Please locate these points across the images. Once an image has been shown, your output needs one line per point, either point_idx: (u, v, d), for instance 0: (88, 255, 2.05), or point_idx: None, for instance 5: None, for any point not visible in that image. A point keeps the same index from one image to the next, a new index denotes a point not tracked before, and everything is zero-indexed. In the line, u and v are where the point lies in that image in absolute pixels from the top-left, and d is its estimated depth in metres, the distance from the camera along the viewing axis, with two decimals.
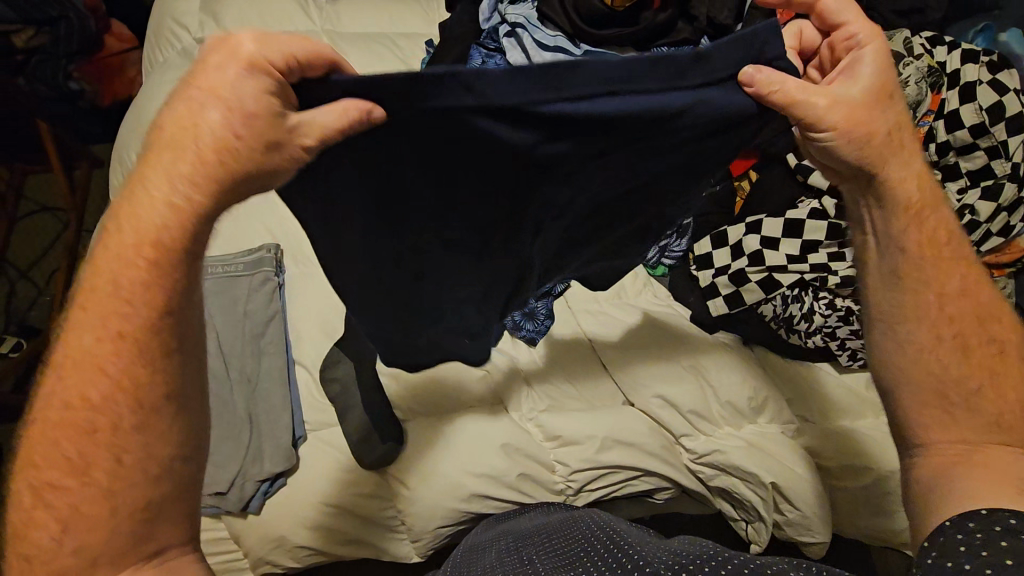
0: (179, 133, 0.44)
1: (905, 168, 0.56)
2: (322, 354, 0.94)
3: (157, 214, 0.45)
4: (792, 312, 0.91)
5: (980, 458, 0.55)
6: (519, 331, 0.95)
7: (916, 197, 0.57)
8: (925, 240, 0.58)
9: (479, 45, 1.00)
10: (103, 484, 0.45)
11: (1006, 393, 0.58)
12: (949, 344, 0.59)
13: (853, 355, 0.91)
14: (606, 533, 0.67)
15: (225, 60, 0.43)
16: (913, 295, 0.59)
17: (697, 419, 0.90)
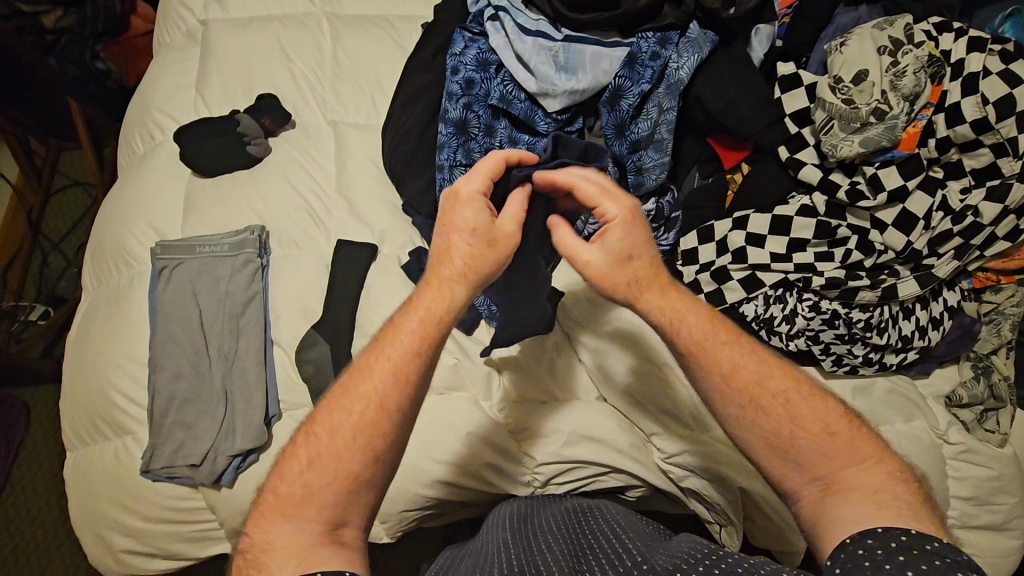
0: (458, 239, 0.65)
1: (650, 295, 0.67)
2: (299, 335, 0.95)
3: (453, 286, 0.64)
4: (773, 312, 0.88)
5: (845, 487, 0.60)
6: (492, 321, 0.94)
7: (681, 314, 0.67)
8: (714, 351, 0.65)
9: (464, 30, 0.99)
10: (338, 457, 0.59)
11: (853, 444, 0.62)
12: (799, 423, 0.63)
13: (839, 360, 0.88)
14: (620, 533, 0.67)
15: (462, 199, 0.65)
16: (731, 395, 0.64)
17: (667, 417, 0.88)
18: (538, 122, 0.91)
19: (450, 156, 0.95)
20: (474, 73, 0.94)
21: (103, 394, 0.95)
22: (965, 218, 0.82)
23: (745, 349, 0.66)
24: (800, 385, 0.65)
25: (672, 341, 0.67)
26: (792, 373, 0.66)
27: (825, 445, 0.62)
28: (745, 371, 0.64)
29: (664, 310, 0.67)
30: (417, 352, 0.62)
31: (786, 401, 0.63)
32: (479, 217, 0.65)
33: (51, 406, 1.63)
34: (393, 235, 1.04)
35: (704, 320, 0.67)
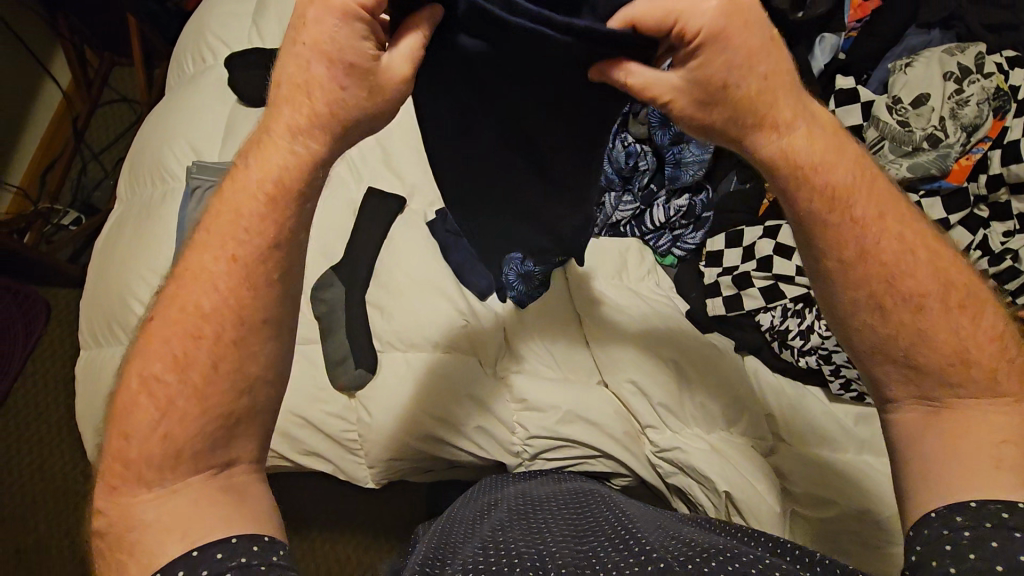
0: (316, 66, 0.49)
1: (786, 137, 0.53)
2: (318, 275, 0.97)
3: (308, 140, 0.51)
4: (788, 325, 0.89)
5: (970, 409, 0.53)
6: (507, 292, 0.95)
7: (829, 156, 0.54)
8: (860, 206, 0.54)
9: None
10: (192, 404, 0.51)
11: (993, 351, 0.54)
12: (938, 315, 0.54)
13: (846, 384, 0.88)
14: (621, 517, 0.70)
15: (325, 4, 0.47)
16: (862, 268, 0.55)
17: (665, 412, 0.88)
18: None
19: None
20: None
21: (123, 299, 0.98)
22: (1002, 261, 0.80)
23: (889, 210, 0.55)
24: (949, 285, 0.55)
25: (812, 193, 0.54)
26: (938, 248, 0.56)
27: (966, 348, 0.54)
28: (893, 235, 0.55)
29: (795, 154, 0.53)
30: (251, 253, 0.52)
31: (933, 278, 0.54)
32: (342, 32, 0.48)
33: (71, 308, 1.68)
34: (423, 192, 1.04)
35: (853, 167, 0.55)
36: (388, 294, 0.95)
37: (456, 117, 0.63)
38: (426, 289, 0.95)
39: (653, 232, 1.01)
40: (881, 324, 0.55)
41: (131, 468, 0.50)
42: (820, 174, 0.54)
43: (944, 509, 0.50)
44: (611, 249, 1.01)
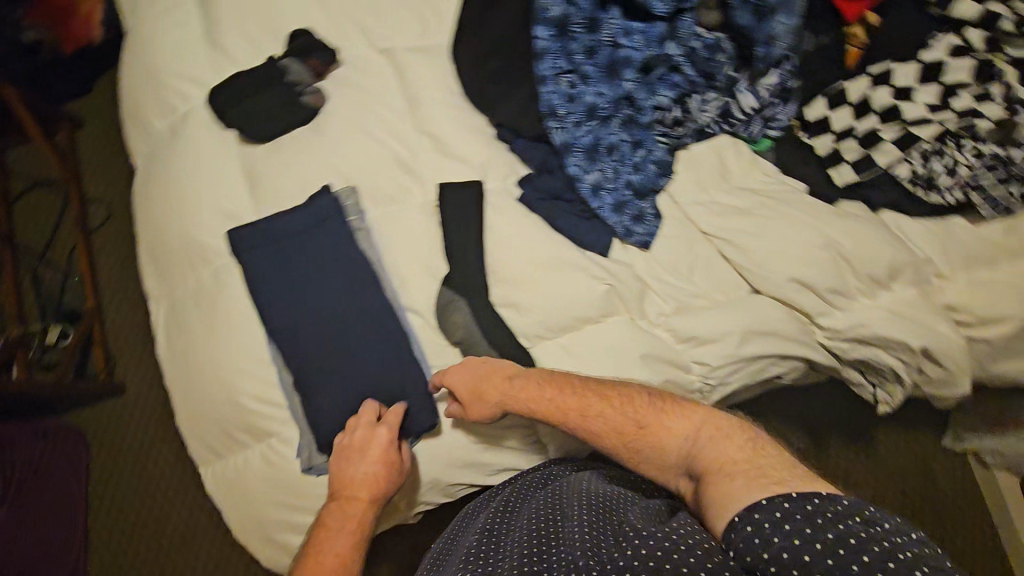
0: (357, 471, 0.78)
1: (523, 385, 0.79)
2: (432, 297, 0.88)
3: (351, 524, 0.76)
4: (933, 168, 0.83)
5: (709, 451, 0.69)
6: (631, 238, 0.90)
7: (580, 403, 0.77)
8: (609, 442, 0.75)
9: None
10: None
11: (666, 425, 0.73)
12: (638, 429, 0.74)
13: (997, 204, 0.84)
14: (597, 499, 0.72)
15: (365, 446, 0.79)
16: (642, 444, 0.74)
17: (835, 293, 0.86)
18: (658, 4, 0.82)
19: (555, 62, 0.85)
20: None
21: (235, 400, 0.87)
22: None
23: (633, 432, 0.74)
24: (664, 410, 0.75)
25: (586, 431, 0.77)
26: (670, 406, 0.75)
27: (674, 421, 0.73)
28: (617, 426, 0.75)
29: (550, 413, 0.78)
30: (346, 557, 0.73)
31: (684, 450, 0.71)
32: (368, 465, 0.78)
33: (99, 432, 1.37)
34: (495, 165, 0.93)
35: (579, 397, 0.78)
36: (518, 290, 0.87)
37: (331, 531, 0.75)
38: (555, 268, 0.87)
39: (743, 121, 0.94)
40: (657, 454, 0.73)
41: None
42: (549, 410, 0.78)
43: (745, 509, 0.59)
44: (706, 154, 0.95)
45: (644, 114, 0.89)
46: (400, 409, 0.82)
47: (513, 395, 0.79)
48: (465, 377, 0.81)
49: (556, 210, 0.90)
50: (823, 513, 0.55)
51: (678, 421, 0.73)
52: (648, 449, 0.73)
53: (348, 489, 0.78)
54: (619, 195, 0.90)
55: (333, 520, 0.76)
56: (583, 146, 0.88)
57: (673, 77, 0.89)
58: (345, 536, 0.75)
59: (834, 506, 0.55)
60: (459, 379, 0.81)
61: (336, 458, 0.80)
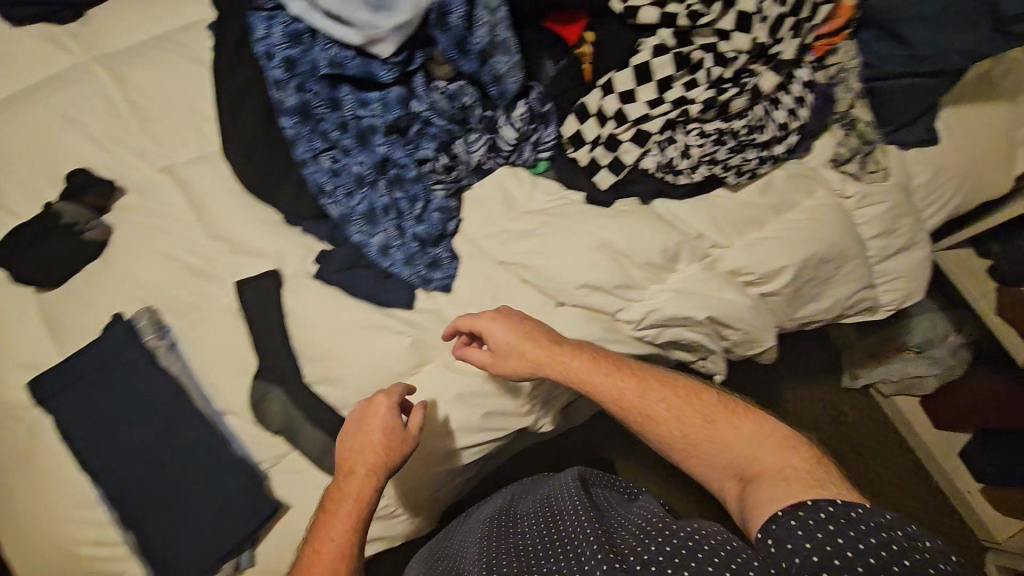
0: (376, 442, 0.79)
1: (569, 352, 0.83)
2: (246, 393, 0.89)
3: (348, 511, 0.76)
4: (670, 155, 0.90)
5: (749, 463, 0.74)
6: (429, 285, 0.94)
7: (605, 385, 0.81)
8: (663, 432, 0.79)
9: (255, 8, 0.85)
10: None
11: (732, 425, 0.77)
12: (699, 424, 0.78)
13: (739, 170, 0.91)
14: (579, 491, 0.85)
15: (376, 417, 0.80)
16: (663, 442, 0.79)
17: (625, 289, 0.91)
18: (380, 73, 0.85)
19: (308, 145, 0.89)
20: (289, 51, 0.84)
21: (70, 552, 0.85)
22: (783, 21, 0.86)
23: (708, 411, 0.78)
24: (703, 413, 0.78)
25: (630, 415, 0.80)
26: (715, 401, 0.80)
27: (731, 426, 0.77)
28: (660, 415, 0.79)
29: (623, 398, 0.80)
30: (338, 553, 0.74)
31: (746, 449, 0.75)
32: (386, 435, 0.79)
33: None
34: (289, 251, 0.96)
35: (635, 383, 0.81)
36: (329, 364, 0.89)
37: (333, 520, 0.76)
38: (359, 333, 0.90)
39: (513, 150, 1.00)
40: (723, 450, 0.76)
41: None
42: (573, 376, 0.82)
43: (807, 501, 0.64)
44: (489, 189, 1.01)
45: (409, 170, 0.94)
46: (410, 386, 0.84)
47: (490, 356, 0.85)
48: (501, 330, 0.85)
49: (353, 278, 0.93)
50: (836, 519, 0.61)
51: (742, 418, 0.77)
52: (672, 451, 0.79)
53: (352, 459, 0.78)
54: (407, 249, 0.93)
55: (334, 503, 0.77)
56: (359, 214, 0.92)
57: (430, 130, 0.94)
58: (344, 519, 0.76)
59: (852, 510, 0.62)
60: (495, 324, 0.85)
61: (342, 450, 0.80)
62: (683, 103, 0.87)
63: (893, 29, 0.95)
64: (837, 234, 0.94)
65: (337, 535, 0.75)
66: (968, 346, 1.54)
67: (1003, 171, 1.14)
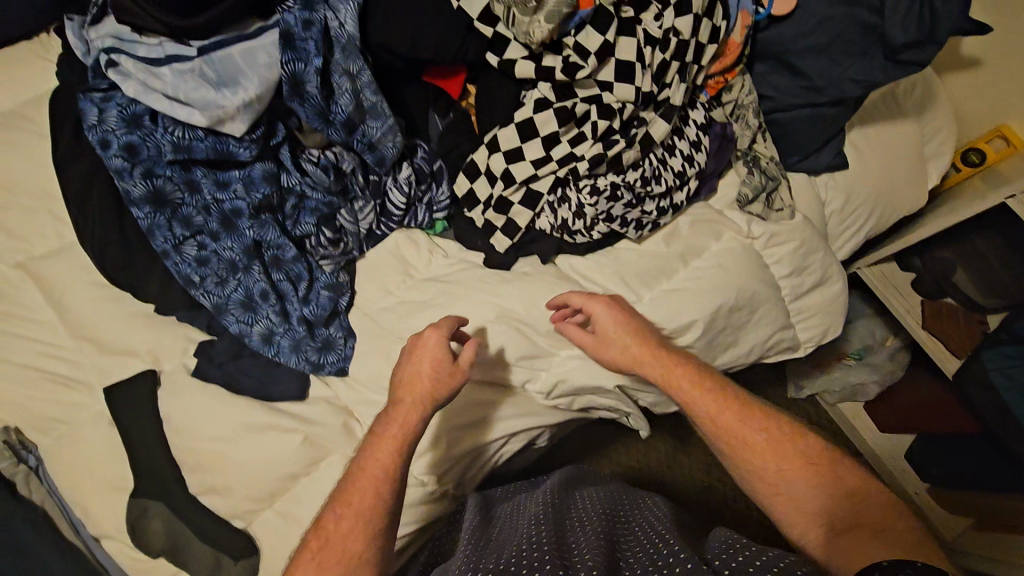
0: (405, 381, 0.74)
1: (679, 372, 0.77)
2: (124, 512, 0.80)
3: (399, 435, 0.70)
4: (563, 216, 0.85)
5: (843, 516, 0.63)
6: (321, 371, 0.86)
7: (698, 397, 0.75)
8: (757, 464, 0.69)
9: (89, 92, 0.76)
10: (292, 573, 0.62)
11: (837, 474, 0.67)
12: (791, 460, 0.69)
13: (640, 223, 0.87)
14: (671, 520, 0.73)
15: (422, 344, 0.76)
16: (760, 473, 0.69)
17: (528, 360, 0.85)
18: (236, 151, 0.78)
19: (167, 234, 0.81)
20: (129, 137, 0.75)
21: None
22: (668, 67, 0.81)
23: (789, 452, 0.69)
24: (811, 459, 0.69)
25: (715, 439, 0.73)
26: (823, 451, 0.70)
27: (825, 473, 0.67)
28: (754, 438, 0.71)
29: (713, 419, 0.74)
30: (377, 508, 0.65)
31: (844, 504, 0.64)
32: (424, 367, 0.74)
33: None
34: (166, 346, 0.88)
35: (725, 409, 0.74)
36: (210, 473, 0.81)
37: (381, 450, 0.69)
38: (241, 435, 0.81)
39: (405, 214, 0.93)
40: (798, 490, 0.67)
41: None
42: (674, 390, 0.77)
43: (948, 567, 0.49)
44: (385, 256, 0.93)
45: (286, 249, 0.86)
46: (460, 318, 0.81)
47: (595, 341, 0.81)
48: (608, 316, 0.81)
49: (237, 373, 0.85)
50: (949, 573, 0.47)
51: (837, 479, 0.66)
52: (757, 488, 0.69)
53: (402, 389, 0.74)
54: (292, 334, 0.86)
55: (389, 422, 0.71)
56: (236, 302, 0.84)
57: (307, 203, 0.86)
58: (387, 450, 0.69)
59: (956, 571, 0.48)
60: (596, 306, 0.82)
61: (399, 368, 0.76)
62: (570, 159, 0.82)
63: (788, 61, 0.91)
64: (748, 278, 0.90)
65: (385, 453, 0.68)
66: (906, 349, 1.53)
67: (915, 187, 1.13)
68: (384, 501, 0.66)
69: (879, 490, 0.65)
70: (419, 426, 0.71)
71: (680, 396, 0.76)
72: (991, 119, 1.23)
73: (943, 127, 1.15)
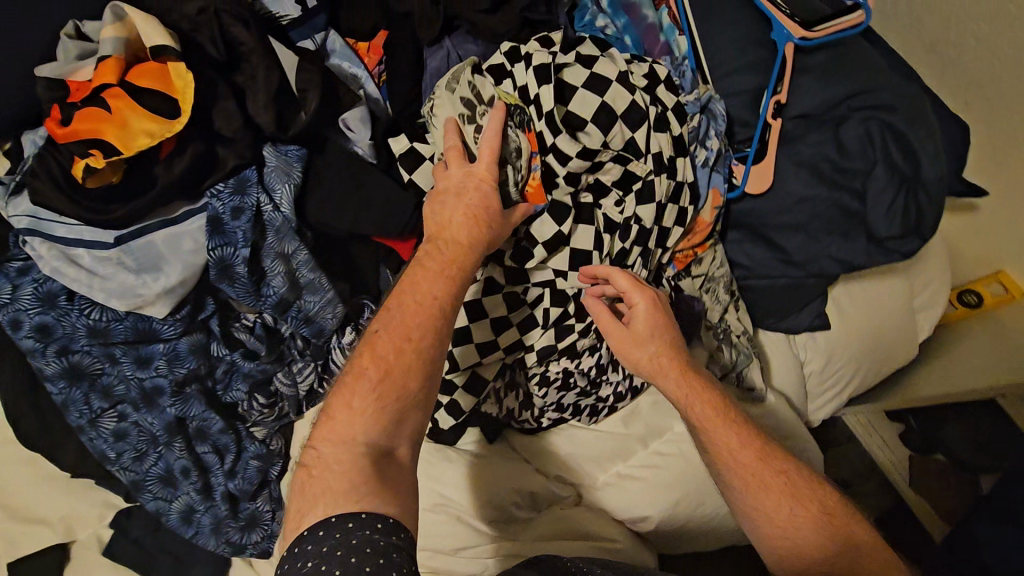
0: (456, 205, 0.65)
1: (704, 404, 0.67)
2: None
3: (460, 266, 0.62)
4: (510, 405, 0.81)
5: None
6: (245, 552, 0.81)
7: (711, 415, 0.67)
8: (768, 508, 0.63)
9: (2, 263, 0.71)
10: (378, 417, 0.53)
11: (846, 531, 0.62)
12: (804, 506, 0.63)
13: (595, 409, 0.82)
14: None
15: (480, 160, 0.67)
16: (774, 518, 0.62)
17: (469, 552, 0.77)
18: (160, 329, 0.74)
19: (82, 410, 0.75)
20: (42, 316, 0.70)
21: None
22: (628, 254, 0.76)
23: (804, 497, 0.63)
24: (829, 511, 0.63)
25: (727, 471, 0.65)
26: (835, 504, 0.64)
27: (838, 524, 0.62)
28: (771, 479, 0.64)
29: (734, 452, 0.65)
30: (441, 331, 0.58)
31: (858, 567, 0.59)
32: (482, 194, 0.66)
33: None
34: (80, 515, 0.82)
35: (749, 444, 0.66)
36: None
37: (424, 283, 0.60)
38: None
39: None
40: (808, 537, 0.61)
41: (316, 482, 0.50)
42: (695, 412, 0.67)
43: None
44: None
45: (214, 420, 0.79)
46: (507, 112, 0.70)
47: (624, 335, 0.70)
48: (642, 303, 0.70)
49: (153, 552, 0.81)
50: None
51: (848, 539, 0.62)
52: (763, 524, 0.63)
53: (446, 228, 0.64)
54: (213, 512, 0.80)
55: (428, 259, 0.62)
56: (156, 479, 0.78)
57: (242, 368, 0.79)
58: (441, 283, 0.60)
59: None
60: (637, 295, 0.71)
61: (454, 176, 0.66)
62: (519, 346, 0.77)
63: (763, 234, 0.86)
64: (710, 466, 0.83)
65: (438, 291, 0.59)
66: None
67: (904, 341, 1.06)
68: (442, 362, 0.58)
69: (878, 550, 0.62)
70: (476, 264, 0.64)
71: (696, 419, 0.67)
72: (990, 261, 1.15)
73: (937, 277, 1.08)
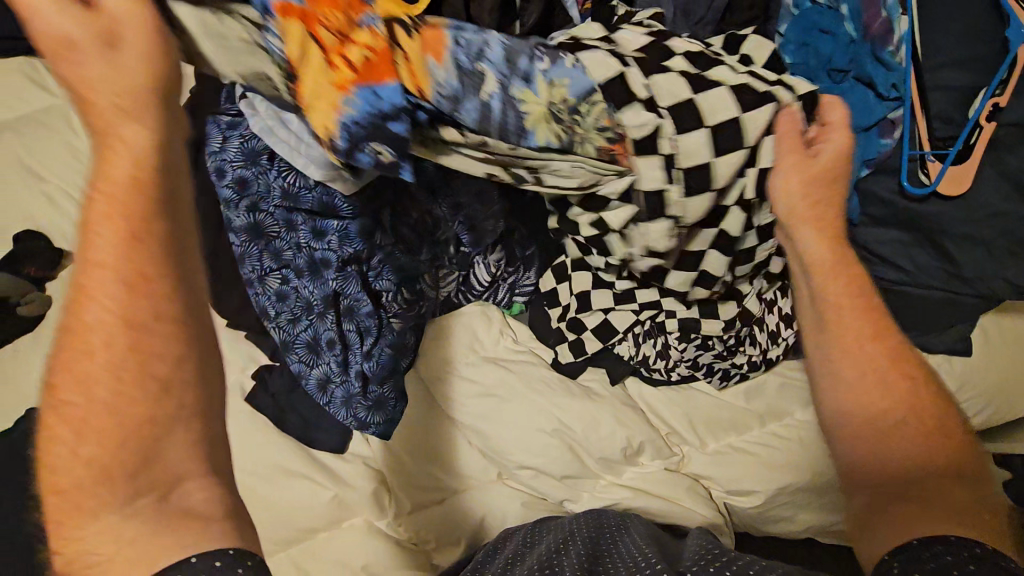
0: (131, 132, 0.48)
1: (833, 269, 0.66)
2: None
3: (99, 240, 0.47)
4: (645, 352, 0.83)
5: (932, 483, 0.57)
6: (368, 430, 0.84)
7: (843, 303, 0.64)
8: (868, 396, 0.62)
9: (217, 115, 0.81)
10: (125, 439, 0.47)
11: (946, 438, 0.60)
12: (915, 401, 0.62)
13: (725, 373, 0.84)
14: (653, 537, 0.71)
15: (71, 44, 0.45)
16: (870, 413, 0.62)
17: (569, 478, 0.84)
18: (339, 206, 0.77)
19: (256, 265, 0.81)
20: (243, 170, 0.79)
21: None
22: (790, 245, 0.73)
23: (913, 398, 0.62)
24: (930, 418, 0.61)
25: (835, 345, 0.65)
26: (948, 415, 0.62)
27: (941, 437, 0.60)
28: (885, 373, 0.63)
29: (853, 333, 0.64)
30: (124, 317, 0.47)
31: (939, 476, 0.58)
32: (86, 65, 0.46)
33: None
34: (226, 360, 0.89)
35: (862, 325, 0.64)
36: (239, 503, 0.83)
37: (104, 273, 0.48)
38: (277, 474, 0.84)
39: (487, 289, 0.89)
40: (896, 431, 0.61)
41: (71, 450, 0.46)
42: (818, 266, 0.66)
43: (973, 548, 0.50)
44: (455, 326, 0.90)
45: (362, 303, 0.82)
46: None
47: (794, 164, 0.62)
48: (832, 146, 0.64)
49: (286, 409, 0.86)
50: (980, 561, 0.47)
51: (947, 448, 0.60)
52: (850, 415, 0.63)
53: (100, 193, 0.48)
54: (346, 387, 0.84)
55: (92, 215, 0.48)
56: (304, 343, 0.84)
57: (396, 261, 0.82)
58: (106, 272, 0.48)
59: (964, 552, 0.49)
60: (836, 134, 0.63)
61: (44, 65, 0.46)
62: (656, 306, 0.79)
63: (939, 243, 0.81)
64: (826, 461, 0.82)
65: (111, 271, 0.47)
66: None
67: None
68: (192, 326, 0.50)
69: (980, 476, 0.59)
70: (146, 221, 0.48)
71: (821, 284, 0.66)
72: None
73: None
